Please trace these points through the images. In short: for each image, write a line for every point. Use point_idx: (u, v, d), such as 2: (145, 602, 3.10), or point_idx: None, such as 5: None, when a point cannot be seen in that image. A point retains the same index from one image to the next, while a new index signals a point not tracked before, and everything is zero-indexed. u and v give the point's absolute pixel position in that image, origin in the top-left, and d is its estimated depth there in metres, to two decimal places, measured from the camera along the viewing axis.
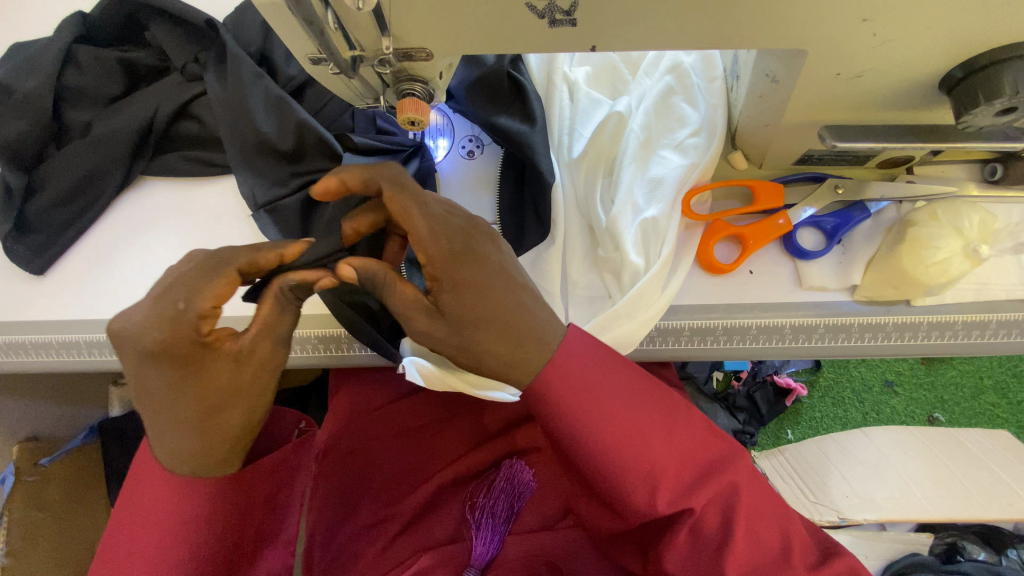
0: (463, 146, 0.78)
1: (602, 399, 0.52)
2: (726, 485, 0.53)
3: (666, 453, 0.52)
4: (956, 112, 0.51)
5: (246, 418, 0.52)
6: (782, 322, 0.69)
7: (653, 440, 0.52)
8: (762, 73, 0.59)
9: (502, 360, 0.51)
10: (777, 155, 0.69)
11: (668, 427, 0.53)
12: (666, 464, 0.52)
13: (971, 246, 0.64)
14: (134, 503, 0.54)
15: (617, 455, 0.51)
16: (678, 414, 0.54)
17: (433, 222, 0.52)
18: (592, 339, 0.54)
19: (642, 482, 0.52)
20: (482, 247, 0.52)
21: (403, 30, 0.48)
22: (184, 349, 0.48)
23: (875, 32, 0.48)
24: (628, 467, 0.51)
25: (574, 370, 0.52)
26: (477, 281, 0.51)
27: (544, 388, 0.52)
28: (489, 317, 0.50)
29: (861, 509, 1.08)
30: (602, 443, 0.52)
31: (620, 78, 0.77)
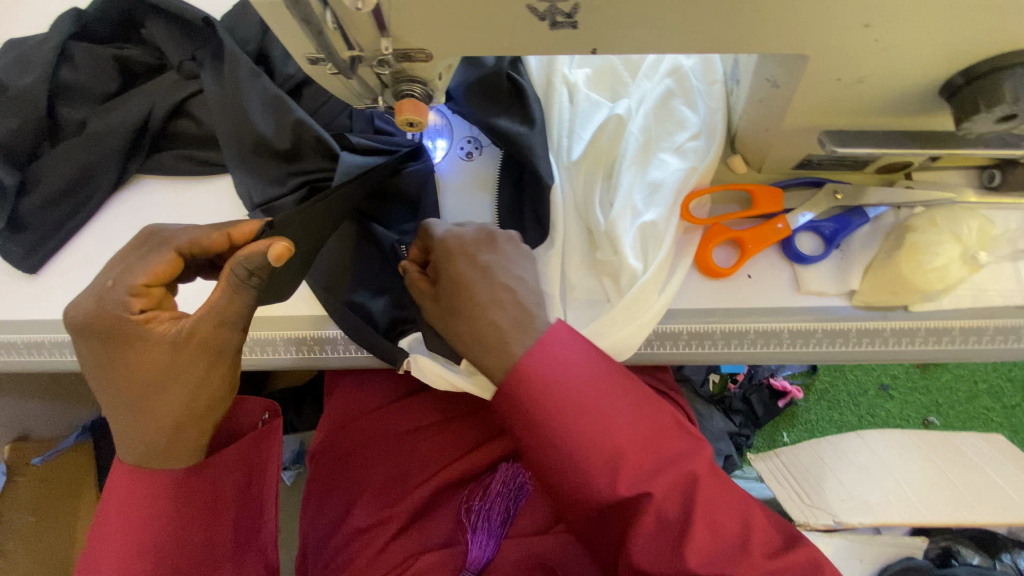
0: (461, 147, 0.78)
1: (558, 381, 0.53)
2: (687, 473, 0.53)
3: (624, 437, 0.52)
4: (957, 119, 0.51)
5: (187, 402, 0.55)
6: (780, 327, 0.69)
7: (611, 425, 0.52)
8: (762, 77, 0.59)
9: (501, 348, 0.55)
10: (776, 160, 0.69)
11: (628, 413, 0.53)
12: (624, 449, 0.51)
13: (969, 253, 0.64)
14: (107, 517, 0.58)
15: (578, 439, 0.52)
16: (640, 402, 0.54)
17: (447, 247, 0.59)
18: (560, 329, 0.55)
19: (598, 466, 0.52)
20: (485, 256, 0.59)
21: (402, 31, 0.47)
22: (114, 328, 0.52)
23: (877, 39, 0.48)
24: (583, 449, 0.52)
25: (533, 353, 0.53)
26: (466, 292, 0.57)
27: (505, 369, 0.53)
28: (474, 327, 0.56)
29: (856, 513, 1.06)
30: (558, 426, 0.52)
31: (619, 81, 0.76)
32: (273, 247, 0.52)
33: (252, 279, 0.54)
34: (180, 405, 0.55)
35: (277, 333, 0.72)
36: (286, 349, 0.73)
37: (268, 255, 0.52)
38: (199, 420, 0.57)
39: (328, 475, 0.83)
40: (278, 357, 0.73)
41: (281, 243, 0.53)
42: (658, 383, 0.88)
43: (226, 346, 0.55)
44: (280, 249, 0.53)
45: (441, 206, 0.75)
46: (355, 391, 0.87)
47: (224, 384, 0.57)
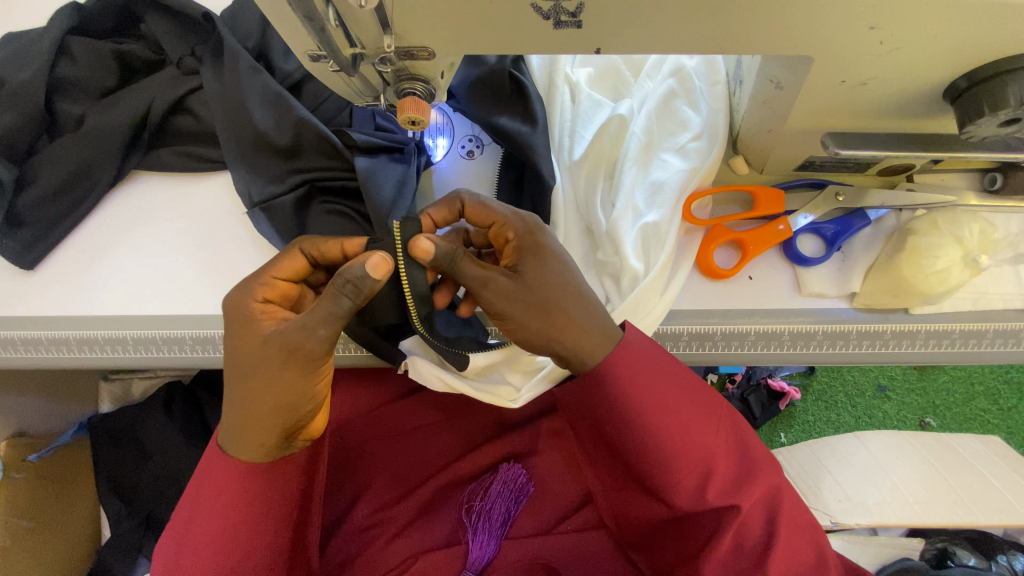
0: (463, 146, 0.77)
1: (660, 396, 0.56)
2: (768, 485, 0.58)
3: (718, 447, 0.57)
4: (961, 122, 0.51)
5: (265, 401, 0.52)
6: (781, 329, 0.69)
7: (708, 437, 0.57)
8: (766, 78, 0.58)
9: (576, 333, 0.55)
10: (779, 161, 0.69)
11: (717, 425, 0.58)
12: (717, 459, 0.57)
13: (970, 256, 0.64)
14: (192, 517, 0.58)
15: (677, 450, 0.56)
16: (725, 414, 0.59)
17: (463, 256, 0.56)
18: (649, 341, 0.59)
19: (694, 475, 0.56)
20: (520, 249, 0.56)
21: (405, 29, 0.47)
22: (239, 314, 0.54)
23: (882, 41, 0.48)
24: (684, 460, 0.56)
25: (638, 363, 0.56)
26: (553, 273, 0.55)
27: (612, 375, 0.55)
28: (558, 307, 0.54)
29: (854, 515, 1.08)
30: (661, 437, 0.56)
31: (622, 81, 0.76)
32: (372, 258, 0.50)
33: (349, 287, 0.50)
34: (271, 411, 0.53)
35: None
36: None
37: (366, 266, 0.49)
38: (276, 425, 0.54)
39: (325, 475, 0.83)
40: None
41: (380, 256, 0.51)
42: None
43: (310, 357, 0.51)
44: (378, 261, 0.50)
45: None
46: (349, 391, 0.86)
47: (297, 392, 0.52)
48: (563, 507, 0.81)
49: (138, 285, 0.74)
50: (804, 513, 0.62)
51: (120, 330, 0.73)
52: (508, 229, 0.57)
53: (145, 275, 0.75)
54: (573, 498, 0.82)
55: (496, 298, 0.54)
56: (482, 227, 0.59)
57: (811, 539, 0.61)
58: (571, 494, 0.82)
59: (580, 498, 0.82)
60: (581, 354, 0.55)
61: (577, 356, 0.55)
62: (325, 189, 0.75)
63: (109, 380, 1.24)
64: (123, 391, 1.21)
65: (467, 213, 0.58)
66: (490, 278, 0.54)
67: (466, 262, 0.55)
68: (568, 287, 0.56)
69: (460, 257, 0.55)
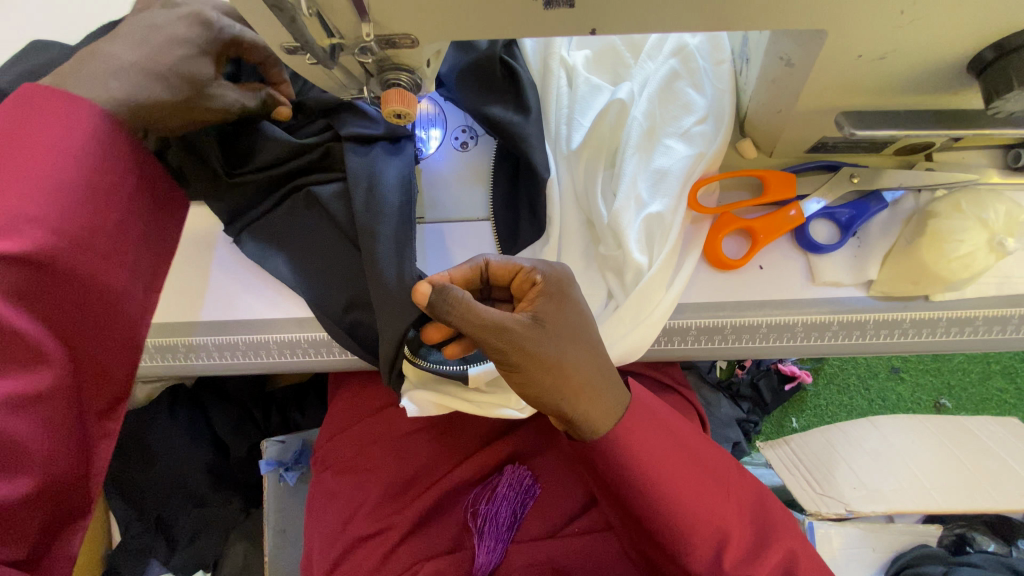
0: (456, 137, 0.74)
1: (669, 463, 0.60)
2: (785, 552, 0.61)
3: (731, 514, 0.61)
4: (987, 96, 0.48)
5: None
6: (794, 320, 0.66)
7: (721, 508, 0.61)
8: (775, 56, 0.54)
9: (598, 386, 0.58)
10: (789, 144, 0.65)
11: (726, 491, 0.62)
12: (730, 524, 0.60)
13: (995, 239, 0.60)
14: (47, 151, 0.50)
15: (691, 522, 0.59)
16: (734, 479, 0.64)
17: (471, 312, 0.51)
18: (659, 410, 0.63)
19: (707, 545, 0.60)
20: (543, 302, 0.56)
21: (384, 15, 0.44)
22: None
23: (903, 11, 0.44)
24: (697, 527, 0.59)
25: (650, 436, 0.60)
26: (569, 321, 0.57)
27: (623, 445, 0.59)
28: (571, 368, 0.55)
29: (868, 502, 1.03)
30: (675, 511, 0.59)
31: (621, 62, 0.72)
32: (418, 290, 0.50)
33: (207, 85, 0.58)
34: None
35: (267, 336, 0.70)
36: (278, 353, 0.71)
37: None
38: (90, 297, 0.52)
39: (331, 481, 0.81)
40: (273, 362, 0.72)
41: (422, 287, 0.49)
42: (666, 378, 0.87)
43: None
44: (423, 291, 0.49)
45: (436, 200, 0.72)
46: (355, 391, 0.85)
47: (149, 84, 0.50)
48: (571, 510, 0.79)
49: None
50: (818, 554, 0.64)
51: None
52: (533, 274, 0.57)
53: None
54: (580, 499, 0.80)
55: (522, 349, 0.53)
56: (506, 281, 0.59)
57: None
58: (577, 494, 0.80)
59: (587, 499, 0.80)
60: (593, 419, 0.58)
61: (589, 423, 0.58)
62: (316, 197, 0.69)
63: None
64: None
65: (491, 272, 0.58)
66: (504, 328, 0.52)
67: (477, 310, 0.51)
68: (594, 337, 0.58)
69: (471, 304, 0.51)
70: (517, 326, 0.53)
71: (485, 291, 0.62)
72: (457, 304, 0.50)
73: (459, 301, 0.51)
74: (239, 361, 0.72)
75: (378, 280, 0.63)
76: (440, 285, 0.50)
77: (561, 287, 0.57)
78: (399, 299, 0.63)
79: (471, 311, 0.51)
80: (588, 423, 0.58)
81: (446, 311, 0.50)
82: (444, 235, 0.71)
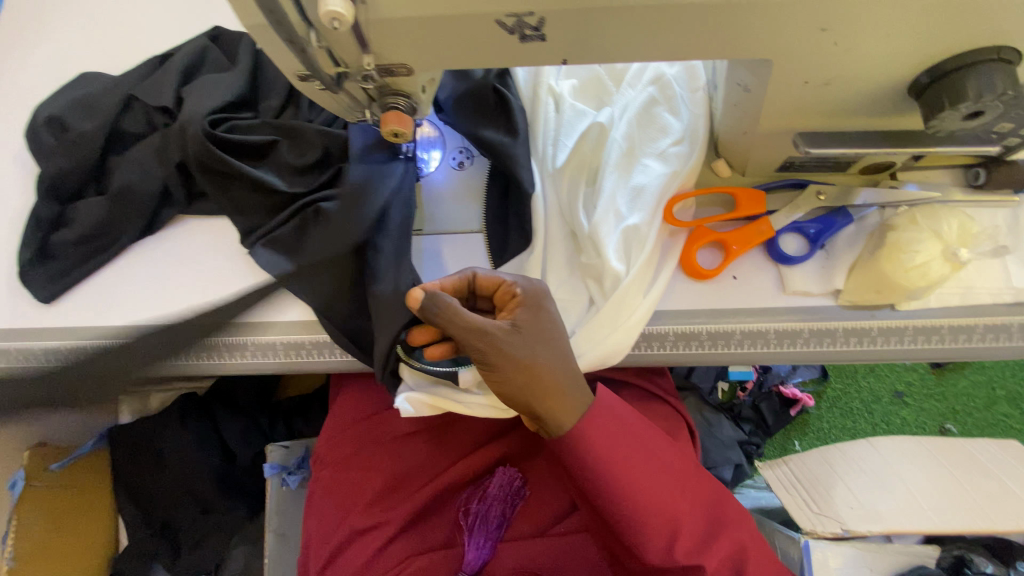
0: (454, 158, 0.81)
1: (631, 460, 0.64)
2: (733, 546, 0.65)
3: (685, 510, 0.65)
4: (926, 117, 0.53)
5: None
6: (766, 327, 0.70)
7: (676, 504, 0.64)
8: (735, 83, 0.60)
9: (569, 388, 0.62)
10: (759, 163, 0.70)
11: (682, 487, 0.65)
12: (684, 519, 0.64)
13: (950, 250, 0.64)
14: None
15: (647, 515, 0.63)
16: (693, 478, 0.67)
17: (455, 315, 0.57)
18: (626, 409, 0.67)
19: (661, 537, 0.63)
20: (521, 310, 0.61)
21: (382, 48, 0.50)
22: None
23: (837, 42, 0.50)
24: (653, 519, 0.63)
25: (613, 434, 0.64)
26: (544, 327, 0.61)
27: (587, 442, 0.62)
28: (542, 369, 0.60)
29: (865, 520, 1.03)
30: (633, 504, 0.63)
31: (604, 90, 0.79)
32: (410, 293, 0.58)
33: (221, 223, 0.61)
34: None
35: (274, 337, 0.76)
36: (284, 353, 0.76)
37: None
38: None
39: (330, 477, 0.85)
40: (280, 361, 0.77)
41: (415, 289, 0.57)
42: (653, 388, 0.91)
43: None
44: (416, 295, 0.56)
45: (433, 213, 0.78)
46: (359, 391, 0.89)
47: None
48: (557, 510, 0.82)
49: (146, 298, 0.78)
50: (767, 550, 0.68)
51: (129, 341, 0.78)
52: (513, 286, 0.62)
53: (151, 292, 0.78)
54: (567, 500, 0.83)
55: (494, 350, 0.58)
56: (492, 292, 0.65)
57: (777, 570, 0.66)
58: (565, 496, 0.83)
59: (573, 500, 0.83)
60: (561, 417, 0.62)
61: (558, 421, 0.62)
62: (323, 212, 0.75)
63: (127, 392, 1.31)
64: (139, 402, 1.29)
65: (478, 284, 0.64)
66: (482, 330, 0.58)
67: (462, 313, 0.58)
68: (566, 343, 0.63)
69: (457, 309, 0.57)
70: (494, 329, 0.58)
71: (476, 302, 0.68)
72: (444, 308, 0.57)
73: (444, 305, 0.57)
74: (248, 361, 0.77)
75: (377, 284, 0.69)
76: (431, 291, 0.57)
77: (538, 297, 0.63)
78: (393, 305, 0.68)
79: (454, 314, 0.57)
80: (558, 422, 0.62)
81: (433, 313, 0.57)
82: (436, 247, 0.76)
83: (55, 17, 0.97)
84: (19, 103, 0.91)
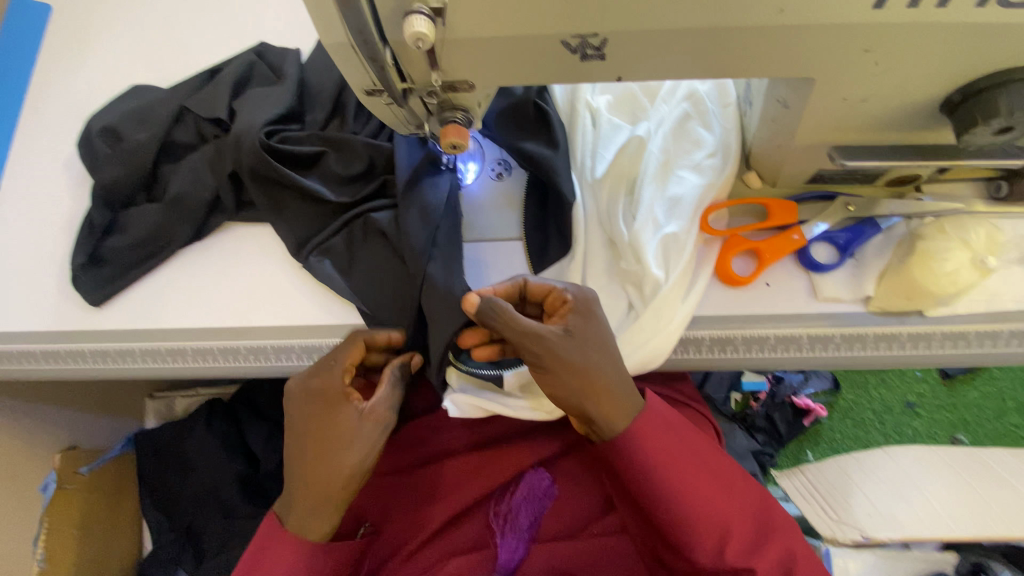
0: (492, 169, 0.84)
1: (679, 463, 0.65)
2: (781, 550, 0.67)
3: (734, 514, 0.66)
4: (958, 131, 0.56)
5: None
6: (799, 332, 0.74)
7: (724, 506, 0.66)
8: (774, 99, 0.64)
9: (620, 392, 0.63)
10: (790, 175, 0.73)
11: (731, 492, 0.67)
12: (732, 522, 0.66)
13: (978, 257, 0.67)
14: None
15: (697, 517, 0.65)
16: (740, 483, 0.68)
17: (511, 321, 0.60)
18: (672, 413, 0.69)
19: (711, 540, 0.65)
20: (573, 316, 0.63)
21: (451, 65, 0.54)
22: None
23: (877, 62, 0.53)
24: (702, 523, 0.65)
25: (663, 438, 0.66)
26: (596, 332, 0.63)
27: (638, 445, 0.64)
28: (594, 373, 0.62)
29: (883, 527, 1.05)
30: (682, 506, 0.65)
31: (639, 105, 0.82)
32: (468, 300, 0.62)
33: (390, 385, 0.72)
34: None
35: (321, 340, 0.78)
36: None
37: None
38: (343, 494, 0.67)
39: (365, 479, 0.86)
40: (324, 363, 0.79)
41: (471, 295, 0.61)
42: (678, 395, 0.92)
43: None
44: (471, 300, 0.61)
45: (473, 221, 0.81)
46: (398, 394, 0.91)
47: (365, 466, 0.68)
48: (588, 513, 0.83)
49: (194, 303, 0.80)
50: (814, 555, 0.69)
51: (175, 344, 0.80)
52: (563, 293, 0.65)
53: (199, 297, 0.81)
54: (596, 504, 0.84)
55: (549, 354, 0.61)
56: (542, 300, 0.68)
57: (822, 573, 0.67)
58: (594, 499, 0.84)
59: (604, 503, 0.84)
60: (613, 420, 0.64)
61: (610, 424, 0.64)
62: (372, 222, 0.78)
63: (153, 398, 1.33)
64: (165, 407, 1.30)
65: (529, 291, 0.67)
66: (537, 334, 0.61)
67: (517, 318, 0.61)
68: (616, 348, 0.64)
69: (513, 314, 0.60)
70: (548, 333, 0.61)
71: (526, 309, 0.71)
72: (500, 313, 0.60)
73: (501, 311, 0.60)
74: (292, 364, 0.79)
75: (426, 289, 0.72)
76: (488, 299, 0.61)
77: (588, 304, 0.65)
78: (441, 309, 0.71)
79: (511, 319, 0.60)
80: (610, 424, 0.64)
81: (492, 318, 0.61)
82: (476, 255, 0.79)
83: (102, 32, 1.01)
84: (68, 114, 0.94)
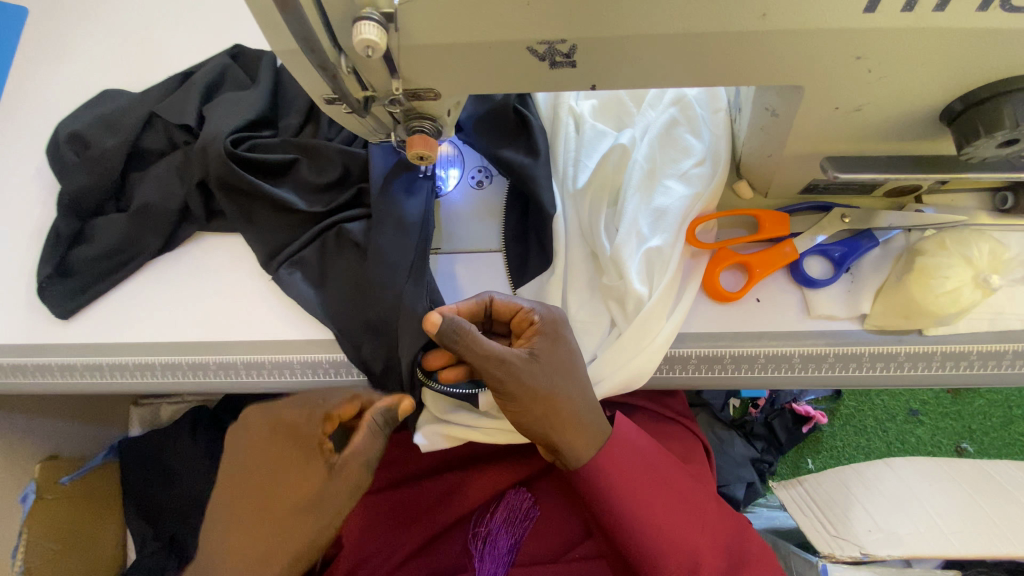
0: (472, 176, 0.80)
1: (644, 491, 0.63)
2: None
3: (704, 544, 0.63)
4: (959, 143, 0.52)
5: None
6: (792, 351, 0.68)
7: (694, 536, 0.63)
8: (762, 106, 0.60)
9: (586, 419, 0.61)
10: (782, 185, 0.70)
11: (702, 522, 0.64)
12: (703, 552, 0.62)
13: (981, 275, 0.63)
14: None
15: (663, 548, 0.62)
16: (712, 510, 0.65)
17: (473, 345, 0.56)
18: (640, 438, 0.66)
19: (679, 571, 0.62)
20: (539, 340, 0.61)
21: (412, 73, 0.50)
22: None
23: (871, 69, 0.49)
24: (668, 553, 0.62)
25: (627, 465, 0.63)
26: (562, 357, 0.61)
27: (602, 471, 0.62)
28: (560, 400, 0.59)
29: (884, 545, 0.99)
30: (647, 536, 0.62)
31: (625, 111, 0.78)
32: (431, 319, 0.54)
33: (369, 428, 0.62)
34: None
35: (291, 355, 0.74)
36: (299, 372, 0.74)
37: None
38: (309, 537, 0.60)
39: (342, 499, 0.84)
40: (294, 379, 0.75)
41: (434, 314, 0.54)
42: (668, 411, 0.87)
43: None
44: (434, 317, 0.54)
45: (451, 232, 0.77)
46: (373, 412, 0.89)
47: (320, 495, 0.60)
48: (570, 537, 0.80)
49: (163, 315, 0.78)
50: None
51: (143, 358, 0.77)
52: (530, 314, 0.62)
53: (168, 308, 0.78)
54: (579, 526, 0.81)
55: (514, 380, 0.57)
56: (506, 319, 0.64)
57: None
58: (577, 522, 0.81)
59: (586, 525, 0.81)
60: (579, 448, 0.62)
61: (574, 453, 0.62)
62: (345, 233, 0.75)
63: (138, 405, 1.30)
64: (150, 415, 1.28)
65: (494, 309, 0.63)
66: (501, 359, 0.57)
67: (480, 341, 0.57)
68: (583, 372, 0.62)
69: (476, 337, 0.56)
70: (514, 358, 0.58)
71: (489, 328, 0.67)
72: (463, 335, 0.56)
73: (464, 333, 0.56)
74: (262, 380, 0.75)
75: (398, 305, 0.68)
76: (452, 318, 0.55)
77: (555, 325, 0.62)
78: (412, 327, 0.67)
79: (475, 342, 0.56)
80: (575, 453, 0.62)
81: (453, 341, 0.55)
82: (453, 267, 0.76)
83: (76, 35, 0.98)
84: (40, 120, 0.92)
